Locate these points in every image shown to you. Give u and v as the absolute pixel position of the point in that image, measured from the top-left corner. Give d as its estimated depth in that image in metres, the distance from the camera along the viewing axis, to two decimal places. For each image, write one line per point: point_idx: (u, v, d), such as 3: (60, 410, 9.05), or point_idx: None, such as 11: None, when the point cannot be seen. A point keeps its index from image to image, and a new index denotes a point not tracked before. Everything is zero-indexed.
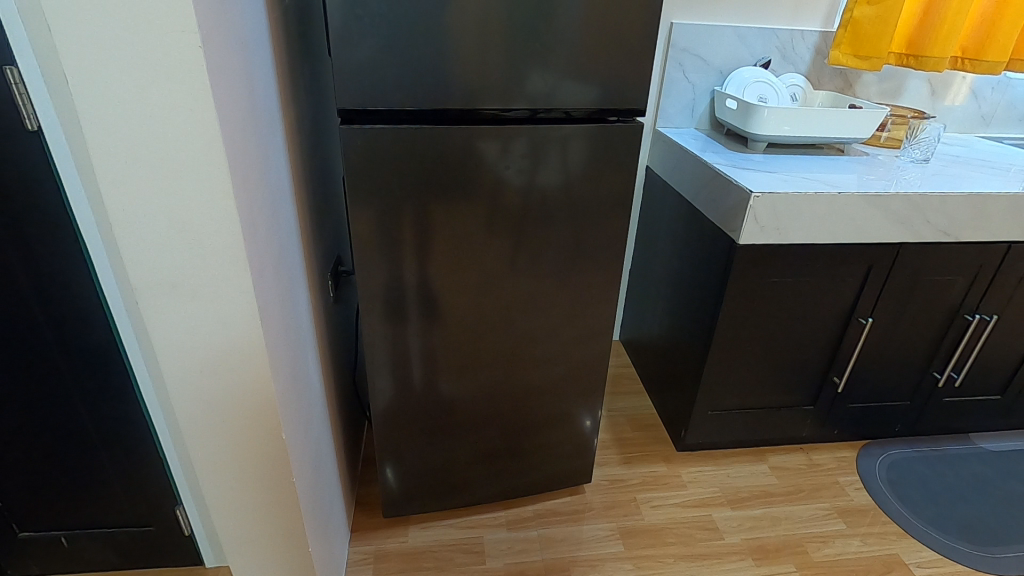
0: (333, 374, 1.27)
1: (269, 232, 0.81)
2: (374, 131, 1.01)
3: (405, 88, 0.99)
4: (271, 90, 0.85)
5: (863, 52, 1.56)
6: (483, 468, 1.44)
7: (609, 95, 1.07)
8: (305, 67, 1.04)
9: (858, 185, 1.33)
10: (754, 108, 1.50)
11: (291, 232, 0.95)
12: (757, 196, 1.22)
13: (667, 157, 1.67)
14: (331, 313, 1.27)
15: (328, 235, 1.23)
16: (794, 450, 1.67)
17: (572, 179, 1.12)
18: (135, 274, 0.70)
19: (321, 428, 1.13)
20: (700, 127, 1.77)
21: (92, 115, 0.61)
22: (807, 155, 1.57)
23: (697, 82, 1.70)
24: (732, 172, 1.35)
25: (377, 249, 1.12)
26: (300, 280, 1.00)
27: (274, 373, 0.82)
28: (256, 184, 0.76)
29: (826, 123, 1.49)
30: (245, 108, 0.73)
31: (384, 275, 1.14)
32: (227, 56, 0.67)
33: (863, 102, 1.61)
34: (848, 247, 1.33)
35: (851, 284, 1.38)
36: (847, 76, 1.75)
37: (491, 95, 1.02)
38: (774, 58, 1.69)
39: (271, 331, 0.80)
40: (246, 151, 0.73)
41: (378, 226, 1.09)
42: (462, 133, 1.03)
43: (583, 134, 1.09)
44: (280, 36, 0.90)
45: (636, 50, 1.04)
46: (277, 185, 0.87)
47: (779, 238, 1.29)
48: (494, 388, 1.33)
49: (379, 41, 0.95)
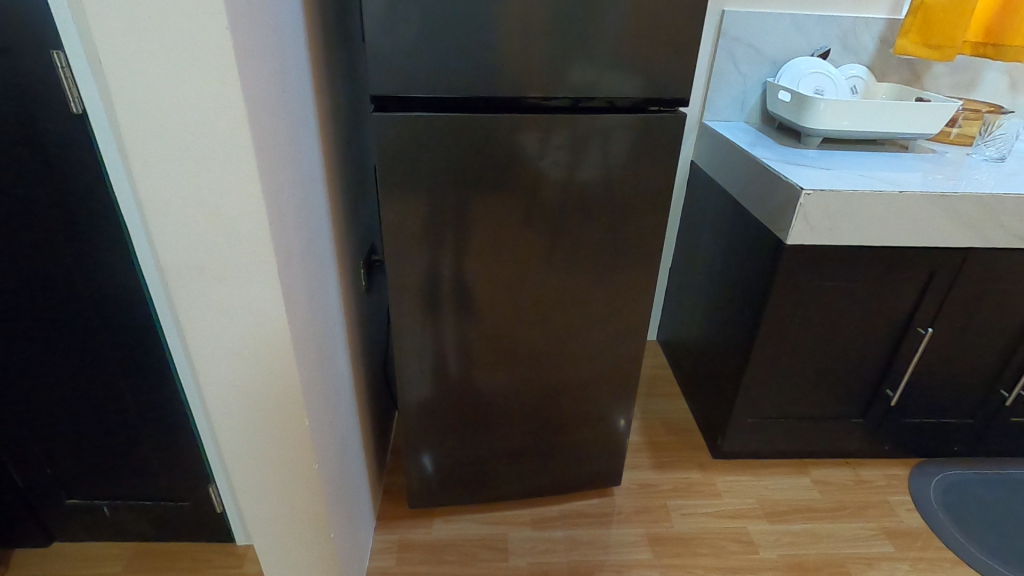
0: (362, 362, 1.28)
1: (298, 218, 0.81)
2: (407, 119, 0.99)
3: (440, 77, 0.97)
4: (304, 77, 0.84)
5: (935, 41, 1.44)
6: (510, 464, 1.42)
7: (650, 84, 1.03)
8: (342, 55, 1.04)
9: (922, 184, 1.24)
10: (809, 100, 1.41)
11: (322, 219, 0.95)
12: (808, 193, 1.15)
13: (713, 152, 1.59)
14: (363, 302, 1.28)
15: (361, 223, 1.24)
16: (840, 465, 1.57)
17: (611, 172, 1.08)
18: (165, 256, 0.71)
19: (348, 417, 1.14)
20: (749, 120, 1.69)
21: (124, 98, 0.62)
22: (866, 151, 1.46)
23: (749, 73, 1.62)
24: (782, 168, 1.28)
25: (409, 240, 1.11)
26: (331, 267, 1.00)
27: (298, 357, 0.82)
28: (285, 170, 0.76)
29: (888, 117, 1.39)
30: (276, 93, 0.72)
31: (415, 266, 1.14)
32: (258, 40, 0.66)
33: (931, 95, 1.50)
34: (908, 250, 1.23)
35: (909, 291, 1.29)
36: (915, 67, 1.63)
37: (530, 85, 0.99)
38: (833, 48, 1.59)
39: (295, 316, 0.80)
40: (276, 136, 0.72)
41: (410, 216, 1.08)
42: (496, 123, 1.01)
43: (624, 125, 1.04)
44: (316, 23, 0.89)
45: (682, 37, 0.99)
46: (308, 172, 0.87)
47: (831, 239, 1.21)
48: (523, 383, 1.30)
49: (413, 28, 0.93)
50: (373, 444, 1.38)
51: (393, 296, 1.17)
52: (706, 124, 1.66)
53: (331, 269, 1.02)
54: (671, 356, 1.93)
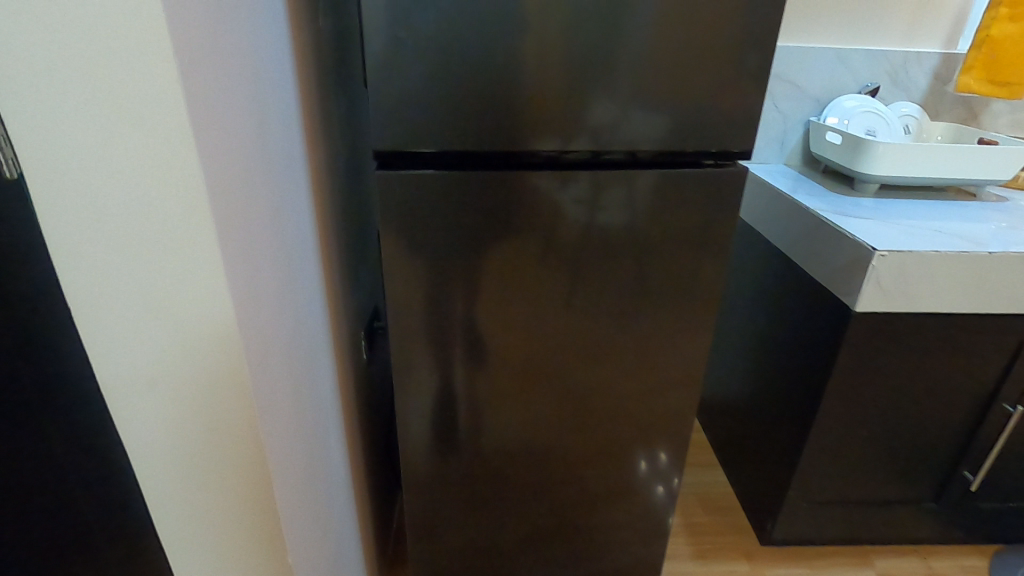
0: (362, 445, 1.11)
1: (276, 294, 0.66)
2: (414, 174, 0.85)
3: (453, 126, 0.82)
4: (288, 130, 0.69)
5: (999, 77, 1.30)
6: (531, 557, 1.24)
7: (704, 136, 0.86)
8: (339, 101, 0.90)
9: (1008, 240, 1.07)
10: (865, 143, 1.25)
11: (311, 293, 0.79)
12: (882, 255, 0.98)
13: (751, 198, 1.44)
14: (363, 376, 1.11)
15: (362, 287, 1.08)
16: (909, 553, 1.37)
17: (649, 229, 0.92)
18: (103, 367, 0.55)
19: (342, 518, 0.96)
20: (789, 162, 1.54)
21: (39, 171, 0.47)
22: (928, 199, 1.31)
23: (789, 112, 1.48)
24: (842, 222, 1.11)
25: (416, 311, 0.95)
26: (320, 347, 0.84)
27: (276, 471, 0.66)
28: (257, 246, 0.60)
29: (955, 162, 1.24)
30: (244, 152, 0.57)
31: (423, 340, 0.97)
32: (214, 88, 0.51)
33: (997, 135, 1.34)
34: (994, 317, 1.06)
35: (995, 363, 1.11)
36: (972, 105, 1.49)
37: (544, 130, 0.83)
38: (882, 84, 1.45)
39: (270, 418, 0.64)
40: (243, 205, 0.57)
41: (417, 285, 0.92)
42: (511, 180, 0.86)
43: (661, 179, 0.88)
44: (304, 65, 0.75)
45: (739, 76, 0.83)
46: (291, 240, 0.71)
47: (907, 306, 1.04)
48: (546, 466, 1.14)
49: (423, 73, 0.79)
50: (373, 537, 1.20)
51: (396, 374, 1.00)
52: None
53: (323, 349, 0.87)
54: (705, 418, 1.74)
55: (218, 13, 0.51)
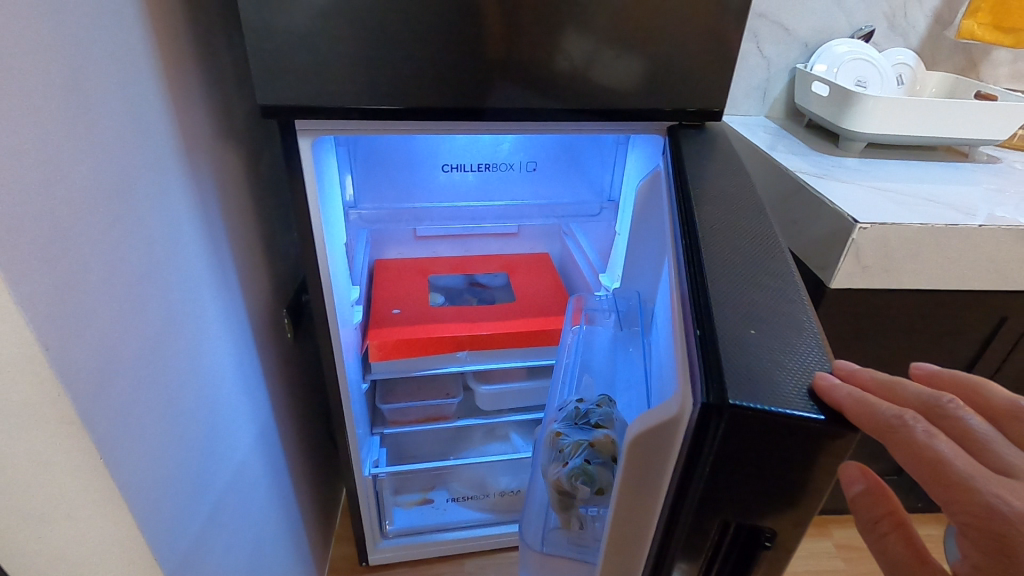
0: (295, 447, 0.99)
1: (111, 184, 0.48)
2: (800, 337, 0.41)
3: (374, 56, 0.65)
4: (149, 135, 0.54)
5: (1009, 23, 1.15)
6: (482, 493, 1.23)
7: (662, 88, 0.72)
8: (223, 44, 0.70)
9: (996, 206, 0.98)
10: (851, 95, 1.10)
11: (214, 346, 0.67)
12: (863, 228, 0.87)
13: (773, 137, 1.26)
14: (297, 364, 1.00)
15: (287, 267, 0.95)
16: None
17: (597, 112, 0.74)
18: None
19: (260, 523, 0.82)
20: (771, 115, 1.39)
21: None
22: (914, 164, 1.14)
23: (814, 60, 1.28)
24: (824, 189, 0.98)
25: (662, 545, 0.41)
26: (223, 362, 0.70)
27: (112, 436, 0.48)
28: (99, 342, 0.46)
29: (947, 119, 1.09)
30: (42, 133, 0.40)
31: (591, 481, 0.61)
32: (6, 169, 0.37)
33: (989, 148, 1.24)
34: (963, 337, 1.04)
35: (989, 311, 1.01)
36: (971, 54, 1.36)
37: (407, 39, 0.65)
38: (878, 28, 1.31)
39: (90, 347, 0.45)
40: (45, 145, 0.41)
41: (716, 516, 0.38)
42: (413, 93, 0.68)
43: (595, 56, 0.69)
44: (167, 22, 0.57)
45: (725, 30, 0.69)
46: (155, 152, 0.55)
47: (912, 251, 0.91)
48: (470, 363, 1.09)
49: (335, 31, 0.63)
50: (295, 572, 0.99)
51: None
52: (744, 123, 1.33)
53: (228, 303, 0.72)
54: None
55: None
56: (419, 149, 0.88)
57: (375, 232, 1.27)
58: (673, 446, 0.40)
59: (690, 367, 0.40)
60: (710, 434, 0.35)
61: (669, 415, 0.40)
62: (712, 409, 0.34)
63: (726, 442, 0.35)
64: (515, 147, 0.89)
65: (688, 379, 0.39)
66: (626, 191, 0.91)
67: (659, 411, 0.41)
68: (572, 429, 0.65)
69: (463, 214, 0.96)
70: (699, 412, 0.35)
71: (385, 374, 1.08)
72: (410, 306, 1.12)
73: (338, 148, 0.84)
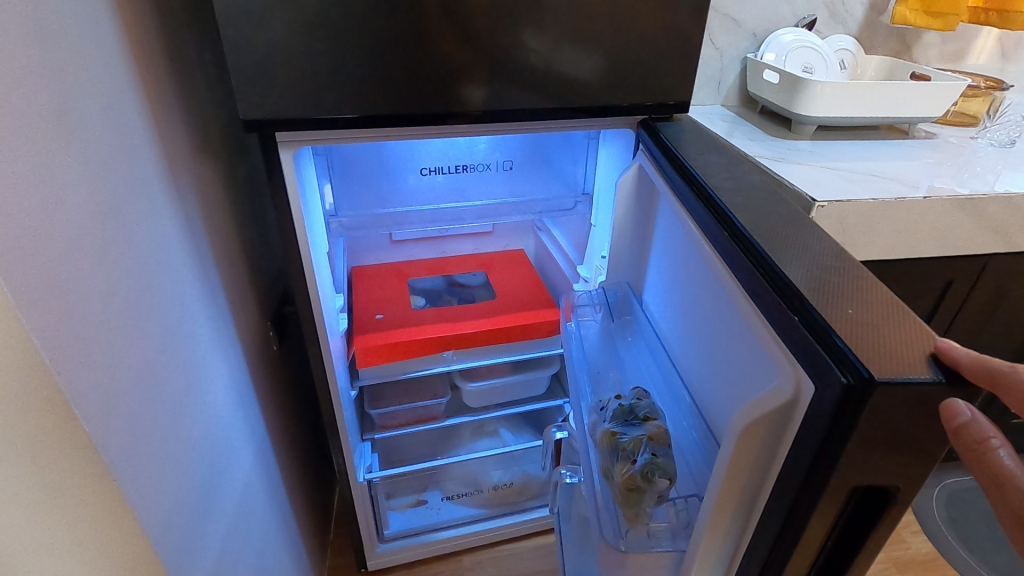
0: (288, 459, 0.98)
1: (102, 206, 0.48)
2: (864, 289, 0.42)
3: (353, 65, 0.66)
4: (133, 156, 0.53)
5: (936, 8, 1.23)
6: (476, 489, 1.25)
7: (630, 83, 0.75)
8: (194, 59, 0.70)
9: (938, 179, 1.05)
10: (800, 81, 1.16)
11: (208, 366, 0.67)
12: (821, 206, 0.93)
13: (731, 124, 1.32)
14: (285, 376, 1.00)
15: (268, 278, 0.94)
16: None
17: (571, 110, 0.76)
18: None
19: (262, 536, 0.82)
20: (727, 103, 1.45)
21: None
22: (861, 143, 1.22)
23: (763, 49, 1.34)
24: (783, 172, 1.03)
25: (783, 528, 0.40)
26: (217, 380, 0.69)
27: (118, 459, 0.48)
28: (103, 368, 0.47)
29: (889, 100, 1.16)
30: (39, 160, 0.41)
31: (665, 473, 0.55)
32: (5, 195, 0.37)
33: (926, 125, 1.33)
34: (915, 303, 1.12)
35: (936, 277, 1.09)
36: (904, 38, 1.45)
37: (383, 48, 0.66)
38: (820, 17, 1.38)
39: (93, 372, 0.45)
40: (41, 171, 0.41)
41: (847, 486, 0.36)
42: (393, 100, 0.69)
43: (564, 55, 0.72)
44: (142, 41, 0.57)
45: (686, 26, 0.73)
46: (141, 172, 0.55)
47: (866, 225, 0.97)
48: (457, 362, 1.10)
49: (313, 43, 0.64)
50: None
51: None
52: (703, 113, 1.38)
53: (218, 318, 0.72)
54: None
55: None
56: (395, 155, 0.89)
57: (351, 239, 1.27)
58: (791, 427, 0.39)
59: (795, 349, 0.39)
60: (854, 415, 0.34)
61: (785, 399, 0.39)
62: (857, 389, 0.33)
63: (874, 416, 0.33)
64: (489, 147, 0.91)
65: (799, 363, 0.38)
66: (599, 186, 0.94)
67: (769, 396, 0.41)
68: (623, 426, 0.61)
69: (444, 215, 0.98)
70: (840, 391, 0.34)
71: (372, 380, 1.09)
72: (393, 311, 1.12)
73: (315, 158, 0.84)
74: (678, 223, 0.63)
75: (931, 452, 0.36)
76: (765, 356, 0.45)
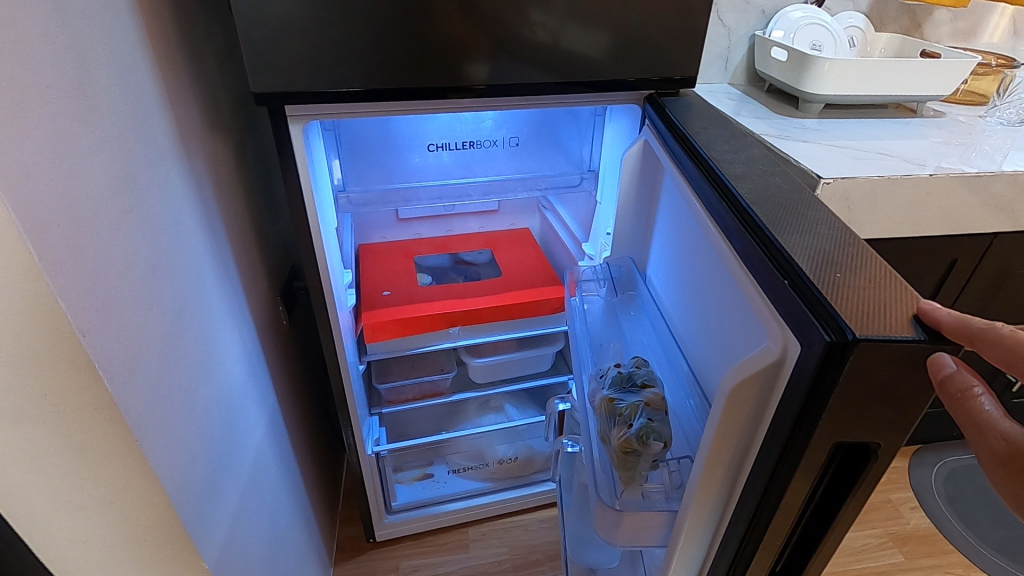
0: (298, 431, 1.01)
1: (120, 175, 0.49)
2: (858, 258, 0.43)
3: (361, 40, 0.67)
4: (148, 126, 0.54)
5: None
6: (481, 463, 1.28)
7: (637, 58, 0.75)
8: (204, 32, 0.70)
9: (944, 157, 1.05)
10: (808, 59, 1.15)
11: (221, 334, 0.69)
12: (827, 183, 0.93)
13: (738, 103, 1.31)
14: (294, 350, 1.02)
15: (277, 254, 0.96)
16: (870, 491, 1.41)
17: (577, 85, 0.76)
18: None
19: (274, 503, 0.85)
20: (734, 81, 1.44)
21: None
22: (869, 122, 1.21)
23: (772, 26, 1.33)
24: (788, 149, 1.03)
25: (769, 482, 0.42)
26: (230, 349, 0.71)
27: (139, 420, 0.50)
28: (124, 330, 0.48)
29: (897, 78, 1.16)
30: (60, 127, 0.42)
31: (660, 437, 0.57)
32: (29, 159, 0.38)
33: (934, 104, 1.32)
34: (918, 281, 1.13)
35: (940, 255, 1.10)
36: (915, 16, 1.43)
37: (391, 22, 0.66)
38: None
39: (115, 336, 0.47)
40: (62, 138, 0.42)
41: (829, 442, 0.38)
42: (400, 74, 0.70)
43: (571, 29, 0.72)
44: (154, 12, 0.58)
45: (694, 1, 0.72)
46: (155, 144, 0.56)
47: (871, 202, 0.97)
48: (463, 338, 1.12)
49: (322, 16, 0.64)
50: (308, 550, 1.02)
51: (703, 556, 0.56)
52: (710, 91, 1.38)
53: (230, 290, 0.73)
54: None
55: (15, 33, 0.38)
56: (402, 130, 0.90)
57: (358, 217, 1.28)
58: (778, 387, 0.41)
59: (784, 312, 0.40)
60: (836, 371, 0.35)
61: (773, 359, 0.41)
62: (839, 347, 0.34)
63: (855, 373, 0.35)
64: (494, 124, 0.92)
65: (786, 324, 0.40)
66: (604, 163, 0.95)
67: (757, 357, 0.42)
68: (621, 393, 0.63)
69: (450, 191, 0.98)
70: (823, 348, 0.35)
71: (380, 354, 1.10)
72: (399, 288, 1.14)
73: (323, 133, 0.85)
74: (680, 197, 0.64)
75: (914, 411, 0.37)
76: (757, 321, 0.46)
